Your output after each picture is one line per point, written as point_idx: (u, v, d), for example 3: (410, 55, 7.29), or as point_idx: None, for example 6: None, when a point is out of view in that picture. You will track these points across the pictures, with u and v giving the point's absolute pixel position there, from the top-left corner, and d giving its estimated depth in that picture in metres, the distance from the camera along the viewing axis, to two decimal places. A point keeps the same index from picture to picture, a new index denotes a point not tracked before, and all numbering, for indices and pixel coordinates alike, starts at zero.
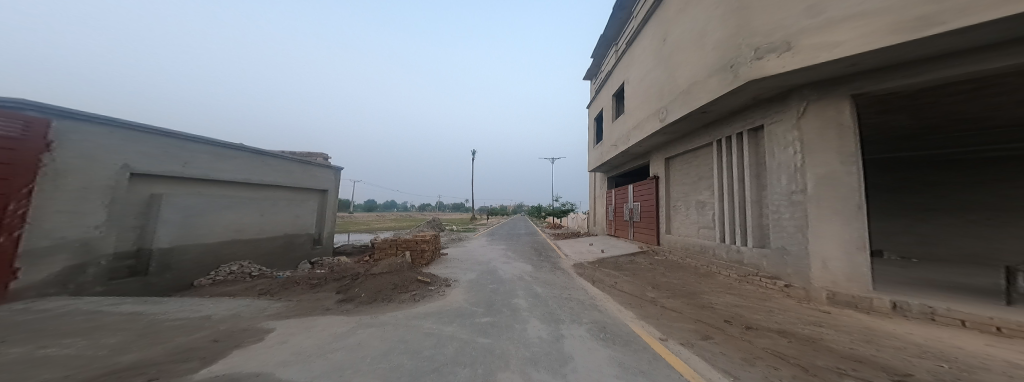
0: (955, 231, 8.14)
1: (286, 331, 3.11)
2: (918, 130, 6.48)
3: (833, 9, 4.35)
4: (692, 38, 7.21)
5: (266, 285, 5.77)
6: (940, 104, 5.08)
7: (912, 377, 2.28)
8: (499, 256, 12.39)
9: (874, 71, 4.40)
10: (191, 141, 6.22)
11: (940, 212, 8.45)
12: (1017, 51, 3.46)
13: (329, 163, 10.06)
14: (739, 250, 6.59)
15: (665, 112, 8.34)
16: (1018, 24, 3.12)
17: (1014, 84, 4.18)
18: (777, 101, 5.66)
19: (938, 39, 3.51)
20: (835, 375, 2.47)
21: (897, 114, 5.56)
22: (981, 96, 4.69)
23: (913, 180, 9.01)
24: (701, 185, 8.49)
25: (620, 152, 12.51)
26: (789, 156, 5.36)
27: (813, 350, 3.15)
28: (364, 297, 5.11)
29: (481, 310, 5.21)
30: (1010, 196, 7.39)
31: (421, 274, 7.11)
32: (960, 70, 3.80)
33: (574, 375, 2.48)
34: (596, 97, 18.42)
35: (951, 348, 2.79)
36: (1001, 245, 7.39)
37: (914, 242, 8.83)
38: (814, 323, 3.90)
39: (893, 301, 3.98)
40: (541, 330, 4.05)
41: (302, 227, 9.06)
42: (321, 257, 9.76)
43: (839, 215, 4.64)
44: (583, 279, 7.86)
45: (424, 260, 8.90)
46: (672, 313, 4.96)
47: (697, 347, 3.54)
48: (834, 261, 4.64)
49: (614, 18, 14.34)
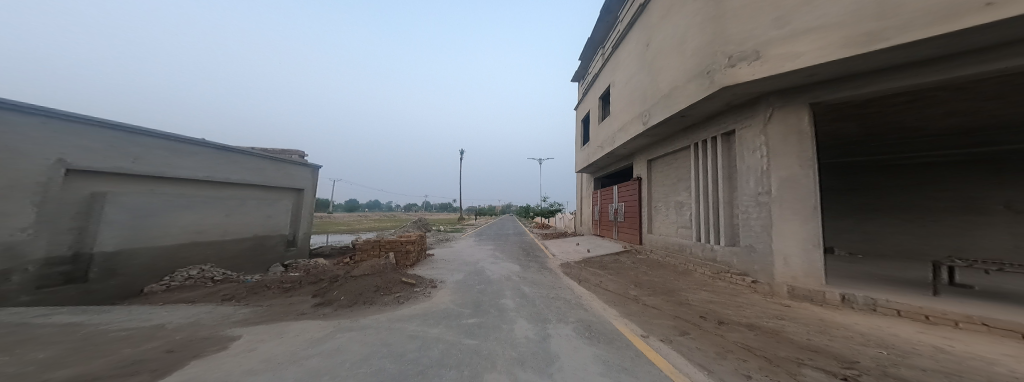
0: (893, 229, 8.94)
1: (253, 338, 3.00)
2: (870, 137, 7.00)
3: (796, 22, 4.66)
4: (673, 43, 7.48)
5: (231, 290, 5.51)
6: (884, 114, 5.54)
7: (858, 364, 2.49)
8: (487, 256, 12.38)
9: (827, 82, 4.76)
10: (143, 134, 5.85)
11: (881, 212, 9.20)
12: (947, 67, 3.84)
13: (306, 161, 9.74)
14: (713, 248, 6.90)
15: (648, 115, 8.63)
16: (949, 41, 3.48)
17: (944, 97, 4.65)
18: (747, 107, 5.97)
19: (883, 54, 3.86)
20: (796, 366, 2.65)
21: (848, 122, 6.03)
22: (919, 108, 5.19)
23: (859, 183, 9.67)
24: (680, 186, 8.82)
25: (606, 153, 12.78)
26: (757, 159, 5.66)
27: (777, 342, 3.36)
28: (343, 300, 4.99)
29: (468, 311, 5.22)
30: (940, 199, 8.22)
31: (405, 276, 7.01)
32: (897, 84, 4.20)
33: (559, 374, 2.53)
34: (583, 99, 18.70)
35: (889, 336, 3.05)
36: (935, 242, 8.19)
37: (861, 239, 9.56)
38: (777, 317, 4.16)
39: (842, 294, 4.32)
40: (528, 330, 4.11)
41: (274, 228, 8.71)
42: (295, 260, 9.40)
43: (799, 215, 4.97)
44: (570, 279, 7.99)
45: (409, 261, 8.72)
46: (652, 310, 5.14)
47: (674, 343, 3.70)
48: (794, 257, 4.96)
49: (603, 22, 14.64)
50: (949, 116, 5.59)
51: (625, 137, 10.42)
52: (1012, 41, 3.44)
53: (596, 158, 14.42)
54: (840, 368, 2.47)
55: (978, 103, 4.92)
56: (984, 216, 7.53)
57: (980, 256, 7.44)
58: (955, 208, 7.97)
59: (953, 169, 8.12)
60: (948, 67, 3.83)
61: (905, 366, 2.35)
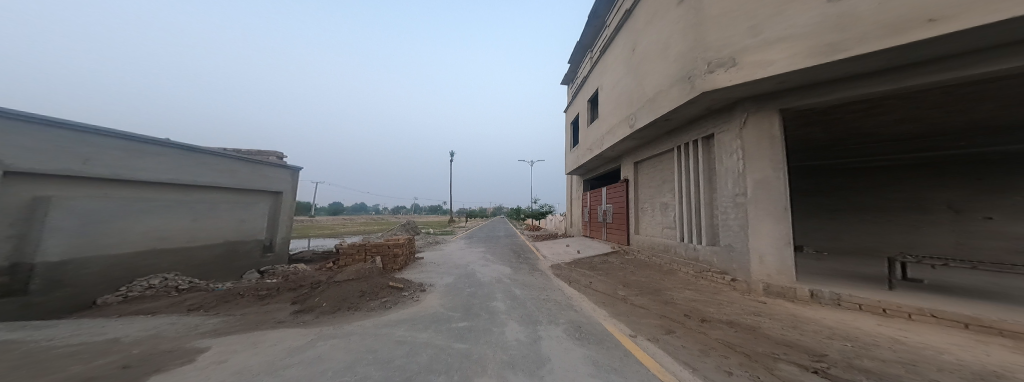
0: (852, 228, 9.50)
1: (223, 349, 2.88)
2: (839, 141, 7.39)
3: (768, 31, 4.90)
4: (658, 49, 7.70)
5: (199, 299, 5.27)
6: (845, 121, 5.91)
7: (827, 356, 2.62)
8: (477, 259, 12.32)
9: (795, 89, 5.03)
10: (96, 134, 5.46)
11: (842, 212, 9.75)
12: (898, 77, 4.15)
13: (285, 163, 9.44)
14: (696, 248, 7.11)
15: (634, 118, 8.83)
16: (902, 53, 3.77)
17: (896, 105, 5.02)
18: (725, 111, 6.21)
19: (847, 63, 4.11)
20: (772, 360, 2.76)
21: (813, 128, 6.39)
22: (880, 115, 5.55)
23: (824, 184, 10.18)
24: (665, 187, 9.07)
25: (596, 155, 12.98)
26: (734, 161, 5.88)
27: (755, 338, 3.50)
28: (326, 306, 4.86)
29: (458, 314, 5.18)
30: (894, 199, 8.80)
31: (392, 280, 6.92)
32: (859, 91, 4.47)
33: (551, 376, 2.57)
34: (572, 102, 18.96)
35: (852, 329, 3.22)
36: (887, 240, 8.78)
37: (824, 237, 10.09)
38: (754, 313, 4.33)
39: (811, 290, 4.56)
40: (519, 333, 4.12)
41: (248, 233, 8.40)
42: (273, 266, 9.07)
43: (772, 216, 5.21)
44: (560, 280, 8.06)
45: (396, 265, 8.54)
46: (639, 310, 5.25)
47: (661, 341, 3.79)
48: (768, 256, 5.19)
49: (592, 26, 14.96)
50: (900, 124, 6.01)
51: (613, 139, 10.62)
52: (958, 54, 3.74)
53: (586, 160, 14.63)
54: (811, 362, 2.59)
55: (930, 111, 5.32)
56: (932, 215, 8.17)
57: (938, 252, 7.94)
58: (908, 207, 8.56)
59: (907, 171, 8.69)
60: (898, 77, 4.16)
61: (868, 357, 2.49)
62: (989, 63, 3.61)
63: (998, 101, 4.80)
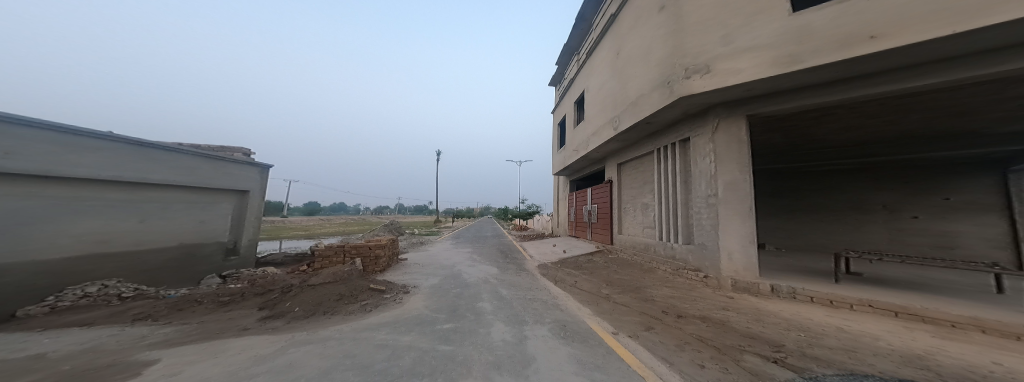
0: (809, 227, 10.25)
1: (176, 361, 2.71)
2: (800, 146, 7.88)
3: (739, 40, 5.14)
4: (640, 53, 7.91)
5: (145, 308, 4.86)
6: (801, 128, 6.36)
7: (785, 347, 2.78)
8: (464, 260, 12.23)
9: (759, 97, 5.36)
10: (15, 122, 4.57)
11: (799, 213, 10.48)
12: (843, 88, 4.55)
13: (252, 160, 8.57)
14: (673, 247, 7.37)
15: (618, 121, 9.02)
16: (848, 66, 4.16)
17: (842, 114, 5.46)
18: (700, 116, 6.47)
19: (805, 73, 4.44)
20: (739, 352, 2.91)
21: (774, 134, 6.80)
22: (832, 123, 6.00)
23: (785, 187, 10.83)
24: (646, 188, 9.34)
25: (582, 156, 13.19)
26: (707, 164, 6.14)
27: (725, 332, 3.67)
28: (298, 311, 4.67)
29: (443, 315, 5.13)
30: (842, 202, 9.51)
31: (373, 283, 6.75)
32: (811, 100, 4.83)
33: (537, 375, 2.60)
34: (560, 103, 19.17)
35: (806, 321, 3.45)
36: (841, 239, 9.47)
37: (785, 236, 10.85)
38: (724, 308, 4.55)
39: (771, 285, 4.90)
40: (505, 333, 4.13)
41: (209, 235, 7.56)
42: (238, 271, 8.18)
43: (739, 216, 5.48)
44: (547, 279, 8.13)
45: (377, 267, 8.31)
46: (622, 308, 5.38)
47: (642, 338, 3.89)
48: (736, 253, 5.47)
49: (579, 29, 15.20)
50: (846, 131, 6.51)
51: (598, 141, 10.82)
52: (893, 69, 4.17)
53: (572, 161, 14.84)
54: (772, 352, 2.75)
55: (870, 120, 5.79)
56: (871, 215, 8.95)
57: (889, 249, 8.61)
58: (854, 208, 9.25)
59: (850, 177, 9.43)
60: (842, 88, 4.55)
61: (820, 346, 2.68)
62: (916, 77, 4.06)
63: (928, 112, 5.30)
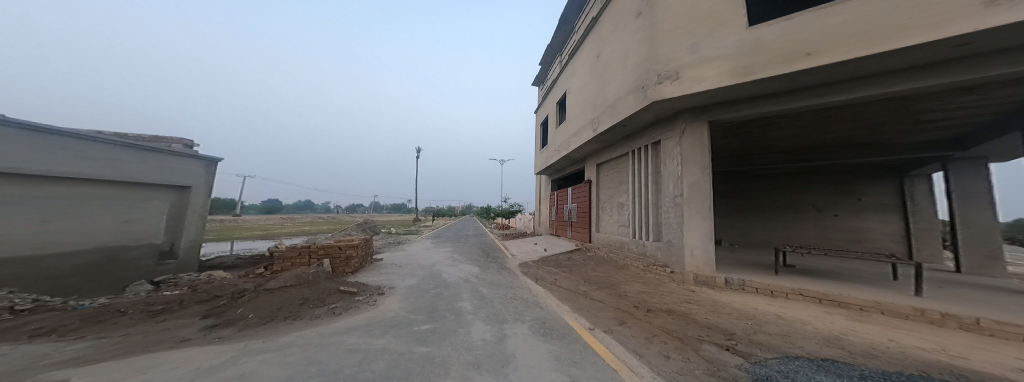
0: (753, 224, 11.59)
1: (103, 377, 2.41)
2: (752, 152, 8.66)
3: (706, 50, 5.42)
4: (618, 57, 8.13)
5: (50, 321, 4.04)
6: (752, 136, 7.03)
7: (735, 335, 3.04)
8: (445, 259, 12.01)
9: (718, 105, 5.80)
10: None
11: (748, 211, 11.72)
12: (786, 98, 5.13)
13: (195, 153, 7.68)
14: (644, 244, 7.66)
15: (597, 122, 9.22)
16: (792, 80, 4.68)
17: (785, 123, 6.16)
18: (669, 120, 6.77)
19: (759, 83, 4.89)
20: (698, 342, 3.09)
21: (730, 140, 7.43)
22: (778, 131, 6.69)
23: (737, 188, 11.87)
24: (621, 188, 9.63)
25: (563, 156, 13.36)
26: (674, 165, 6.43)
27: (687, 323, 3.86)
28: (253, 318, 4.32)
29: (421, 317, 4.98)
30: (781, 201, 11.03)
31: (343, 285, 6.48)
32: (768, 109, 5.36)
33: (514, 374, 2.58)
34: (542, 103, 19.31)
35: (759, 312, 3.69)
36: (779, 234, 11.05)
37: (736, 233, 11.98)
38: (687, 300, 4.79)
39: (725, 278, 5.38)
40: (485, 332, 4.08)
41: (137, 236, 6.67)
42: (174, 275, 7.18)
43: (701, 215, 5.80)
44: (528, 278, 8.15)
45: (349, 268, 7.86)
46: (598, 304, 5.50)
47: (615, 332, 3.98)
48: (698, 249, 5.79)
49: (563, 30, 15.38)
50: (788, 139, 7.28)
51: (578, 141, 11.02)
52: (824, 83, 4.78)
53: (554, 161, 15.04)
54: (727, 341, 2.99)
55: (809, 129, 6.51)
56: (801, 213, 10.66)
57: None
58: (788, 207, 10.89)
59: (787, 179, 10.95)
60: (786, 99, 5.14)
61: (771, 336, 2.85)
62: (849, 91, 4.64)
63: (854, 123, 6.11)
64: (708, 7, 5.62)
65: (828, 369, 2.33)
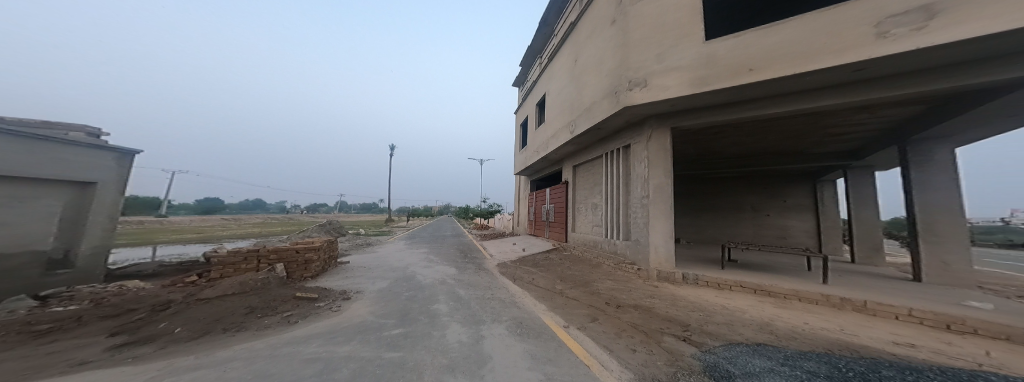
0: (705, 222, 12.73)
1: None
2: (708, 156, 9.41)
3: (672, 60, 5.70)
4: (594, 63, 8.30)
5: None
6: (706, 140, 7.73)
7: (690, 327, 3.48)
8: (420, 260, 11.58)
9: (680, 112, 6.20)
10: None
11: (704, 212, 12.77)
12: (735, 109, 5.75)
13: (104, 143, 6.04)
14: (615, 243, 7.84)
15: (574, 125, 9.31)
16: (739, 92, 5.24)
17: (734, 130, 6.87)
18: (637, 125, 7.03)
19: (713, 94, 5.39)
20: (661, 335, 3.32)
21: (687, 145, 8.11)
22: (728, 137, 7.42)
23: (693, 190, 12.97)
24: (595, 189, 9.83)
25: (542, 158, 13.40)
26: (641, 168, 6.68)
27: (652, 317, 3.98)
28: (181, 332, 3.79)
29: (392, 320, 4.70)
30: (727, 202, 12.13)
31: (300, 290, 5.99)
32: (721, 117, 5.91)
33: (491, 375, 2.51)
34: (522, 105, 19.33)
35: (718, 317, 3.85)
36: (726, 231, 12.12)
37: (693, 232, 13.03)
38: (651, 295, 4.96)
39: (683, 273, 5.94)
40: (461, 334, 3.94)
41: (16, 245, 5.02)
42: (75, 287, 5.51)
43: (664, 215, 6.19)
44: (506, 278, 8.02)
45: (308, 273, 7.13)
46: (572, 302, 5.50)
47: (588, 329, 3.99)
48: (660, 247, 6.19)
49: (541, 33, 15.50)
50: (736, 144, 8.09)
51: (556, 143, 11.10)
52: (765, 97, 5.43)
53: (533, 162, 15.08)
54: (684, 332, 3.37)
55: (754, 135, 7.28)
56: (743, 213, 11.83)
57: None
58: (732, 208, 12.01)
59: (732, 183, 12.07)
60: (735, 109, 5.75)
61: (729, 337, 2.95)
62: (785, 104, 5.31)
63: (790, 131, 6.93)
64: (674, 18, 5.89)
65: (760, 352, 2.83)
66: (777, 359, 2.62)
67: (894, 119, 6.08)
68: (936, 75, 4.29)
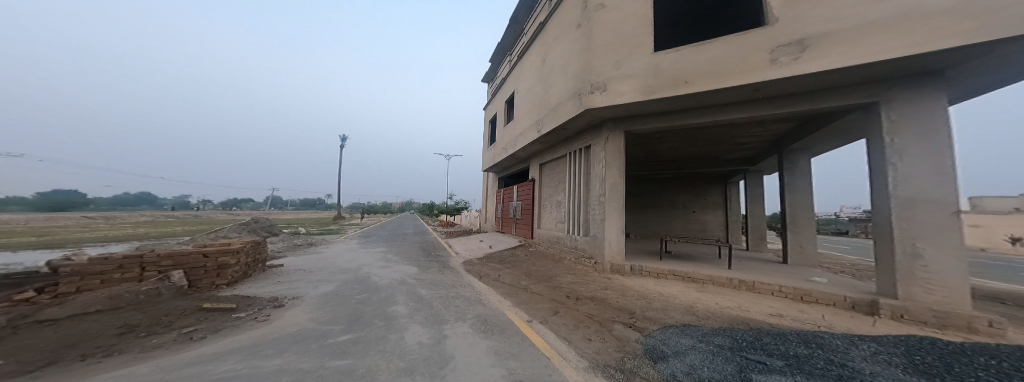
0: (645, 218, 13.57)
1: None
2: (656, 157, 10.04)
3: (627, 66, 5.86)
4: (559, 67, 8.22)
5: None
6: (652, 143, 8.24)
7: (635, 314, 3.94)
8: (375, 260, 10.60)
9: (632, 117, 6.46)
10: None
11: (646, 210, 13.54)
12: (677, 117, 6.10)
13: None
14: (575, 239, 7.87)
15: (541, 124, 9.12)
16: (681, 101, 5.56)
17: (676, 134, 7.41)
18: (596, 128, 7.14)
19: (662, 102, 5.66)
20: (612, 324, 3.64)
21: (636, 147, 8.58)
22: (670, 140, 8.01)
23: (638, 189, 13.72)
24: (559, 187, 9.82)
25: (510, 155, 13.09)
26: (599, 169, 6.80)
27: (612, 310, 4.11)
28: (16, 361, 2.72)
29: (339, 327, 4.00)
30: (665, 201, 13.19)
31: (212, 301, 4.94)
32: (666, 125, 6.24)
33: (453, 374, 2.29)
34: (490, 101, 18.82)
35: (669, 316, 3.97)
36: (666, 226, 13.11)
37: (636, 227, 13.74)
38: (606, 288, 5.03)
39: (632, 266, 6.25)
40: (421, 335, 3.50)
41: None
42: None
43: (614, 213, 6.34)
44: (471, 275, 7.59)
45: (222, 280, 5.94)
46: (536, 297, 5.26)
47: (550, 323, 3.82)
48: (612, 243, 6.34)
49: (513, 30, 15.06)
50: (677, 147, 8.77)
51: (523, 141, 10.87)
52: (702, 107, 5.84)
53: (501, 159, 14.78)
54: (629, 318, 3.81)
55: (691, 139, 7.95)
56: (675, 210, 12.99)
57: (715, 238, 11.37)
58: (671, 206, 13.06)
59: (668, 182, 13.18)
60: (676, 117, 6.11)
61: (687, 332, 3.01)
62: (717, 115, 5.75)
63: (722, 137, 7.67)
64: (630, 28, 6.03)
65: (684, 331, 3.37)
66: (696, 338, 3.13)
67: (793, 130, 6.88)
68: (813, 97, 4.90)
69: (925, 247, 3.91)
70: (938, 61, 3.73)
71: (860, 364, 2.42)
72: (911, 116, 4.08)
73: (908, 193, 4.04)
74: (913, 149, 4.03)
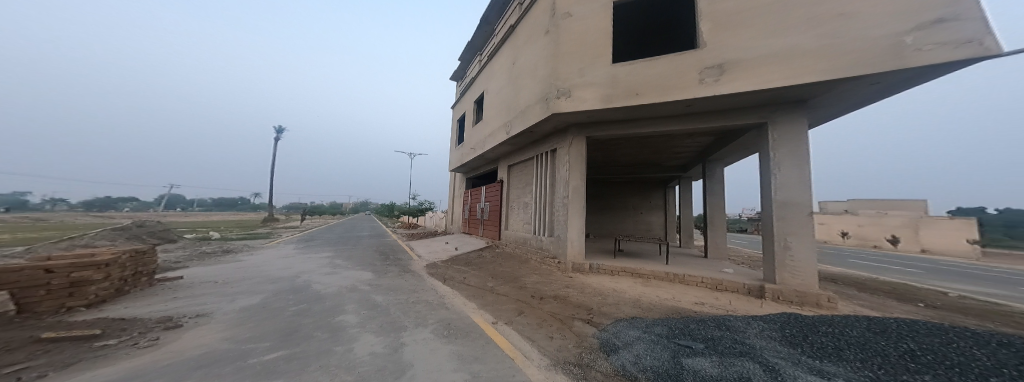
0: (595, 219, 13.53)
1: None
2: (615, 163, 10.06)
3: (593, 74, 5.62)
4: (529, 69, 7.48)
5: None
6: (608, 151, 8.16)
7: (592, 310, 3.40)
8: (322, 266, 8.89)
9: (592, 124, 6.24)
10: None
11: (601, 212, 13.48)
12: (632, 126, 5.99)
13: None
14: (540, 240, 7.26)
15: (510, 127, 8.31)
16: (637, 111, 5.44)
17: (630, 143, 7.35)
18: (561, 132, 6.77)
19: (620, 111, 5.49)
20: (573, 321, 3.06)
21: (595, 153, 8.44)
22: (626, 148, 7.96)
23: (591, 192, 13.67)
24: (527, 189, 9.16)
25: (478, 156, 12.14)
26: (564, 173, 6.43)
27: (569, 306, 3.54)
28: None
29: (271, 341, 2.78)
30: (612, 203, 13.35)
31: (60, 330, 3.06)
32: (623, 133, 6.08)
33: None
34: (459, 101, 17.67)
35: (658, 312, 3.48)
36: (622, 226, 13.17)
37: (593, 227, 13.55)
38: (566, 286, 4.49)
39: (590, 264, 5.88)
40: (373, 345, 2.51)
41: None
42: None
43: (575, 211, 6.02)
44: (435, 278, 6.50)
45: (79, 301, 3.82)
46: (501, 297, 4.43)
47: (515, 323, 3.06)
48: (572, 241, 6.00)
49: (484, 31, 14.13)
50: (632, 155, 8.81)
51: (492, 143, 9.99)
52: (655, 119, 5.77)
53: (469, 160, 13.76)
54: (586, 314, 3.26)
55: (645, 148, 7.98)
56: (622, 211, 13.19)
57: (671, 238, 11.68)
58: (624, 207, 13.21)
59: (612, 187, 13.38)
60: (631, 126, 6.00)
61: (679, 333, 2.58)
62: (669, 125, 5.69)
63: (672, 147, 7.78)
64: (595, 42, 5.80)
65: (632, 322, 2.98)
66: (641, 327, 2.79)
67: (717, 147, 7.28)
68: (727, 115, 5.19)
69: (793, 240, 4.50)
70: (819, 89, 4.23)
71: (753, 341, 2.47)
72: (781, 140, 4.69)
73: (782, 197, 4.62)
74: (784, 162, 4.64)
